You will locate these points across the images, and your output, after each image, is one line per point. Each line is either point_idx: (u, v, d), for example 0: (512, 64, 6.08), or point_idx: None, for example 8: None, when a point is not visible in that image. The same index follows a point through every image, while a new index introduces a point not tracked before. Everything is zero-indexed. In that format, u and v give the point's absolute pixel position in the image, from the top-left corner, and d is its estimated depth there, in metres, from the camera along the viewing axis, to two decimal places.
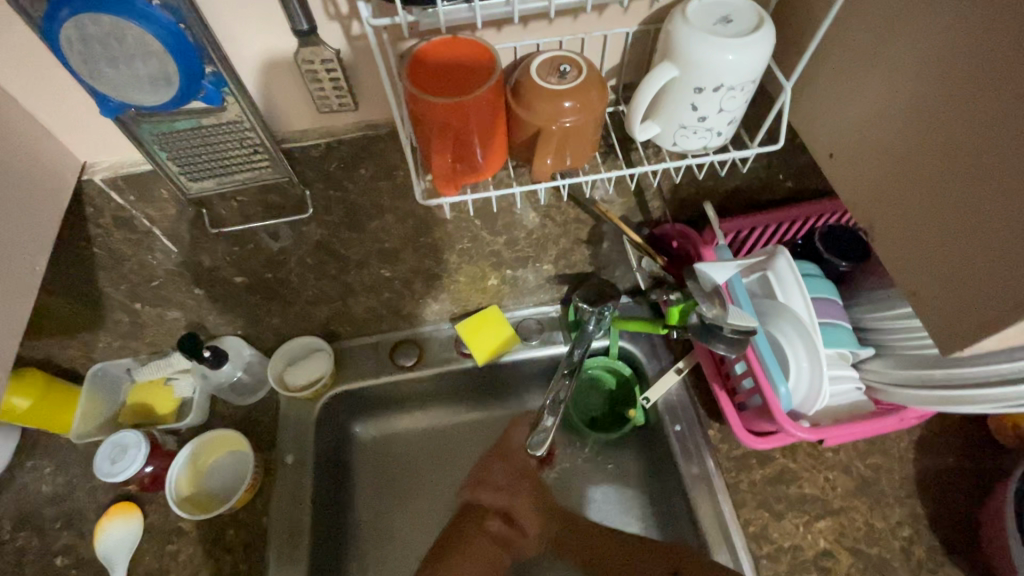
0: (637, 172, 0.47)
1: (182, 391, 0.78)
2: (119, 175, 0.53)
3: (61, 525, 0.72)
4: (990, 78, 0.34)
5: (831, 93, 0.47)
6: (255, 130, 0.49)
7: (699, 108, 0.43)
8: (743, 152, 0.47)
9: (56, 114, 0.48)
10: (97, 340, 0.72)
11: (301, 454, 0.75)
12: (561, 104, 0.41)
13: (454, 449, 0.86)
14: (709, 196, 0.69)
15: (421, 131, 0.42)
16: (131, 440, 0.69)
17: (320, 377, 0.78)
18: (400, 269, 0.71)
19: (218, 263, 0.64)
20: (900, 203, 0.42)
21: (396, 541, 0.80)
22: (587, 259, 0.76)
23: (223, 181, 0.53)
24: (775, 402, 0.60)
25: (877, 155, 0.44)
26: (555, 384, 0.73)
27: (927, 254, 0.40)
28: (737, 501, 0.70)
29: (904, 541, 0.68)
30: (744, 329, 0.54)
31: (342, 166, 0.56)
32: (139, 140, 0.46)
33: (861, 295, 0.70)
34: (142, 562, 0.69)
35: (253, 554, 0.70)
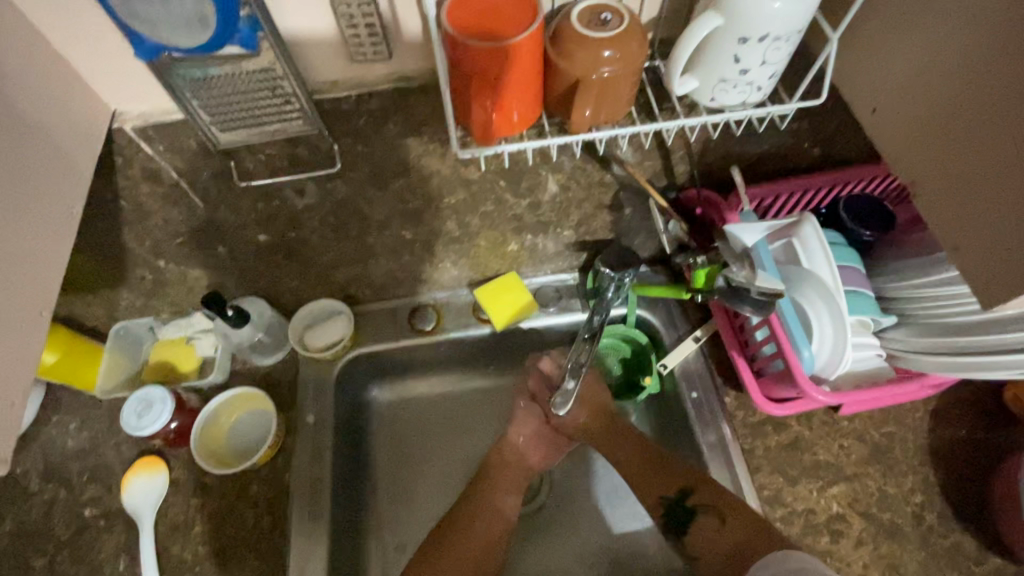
0: (674, 128, 0.47)
1: (204, 350, 0.79)
2: (148, 123, 0.55)
3: (88, 479, 0.74)
4: None
5: (876, 47, 0.46)
6: (288, 80, 0.48)
7: (741, 60, 0.42)
8: (784, 108, 0.46)
9: (92, 61, 0.49)
10: (120, 298, 0.72)
11: (321, 414, 0.76)
12: (601, 53, 0.41)
13: (469, 413, 0.87)
14: (736, 161, 0.68)
15: (457, 77, 0.42)
16: (156, 395, 0.70)
17: (340, 339, 0.78)
18: (422, 231, 0.71)
19: (242, 220, 0.64)
20: (939, 158, 0.41)
21: (413, 501, 0.82)
22: (607, 226, 0.76)
23: (254, 132, 0.54)
24: (797, 366, 0.61)
25: (921, 111, 0.43)
26: (576, 349, 0.75)
27: (966, 210, 0.39)
28: (752, 466, 0.71)
29: (916, 506, 0.69)
30: (772, 293, 0.54)
31: (371, 120, 0.57)
32: (172, 87, 0.46)
33: (884, 265, 0.70)
34: (168, 514, 0.71)
35: (276, 508, 0.71)
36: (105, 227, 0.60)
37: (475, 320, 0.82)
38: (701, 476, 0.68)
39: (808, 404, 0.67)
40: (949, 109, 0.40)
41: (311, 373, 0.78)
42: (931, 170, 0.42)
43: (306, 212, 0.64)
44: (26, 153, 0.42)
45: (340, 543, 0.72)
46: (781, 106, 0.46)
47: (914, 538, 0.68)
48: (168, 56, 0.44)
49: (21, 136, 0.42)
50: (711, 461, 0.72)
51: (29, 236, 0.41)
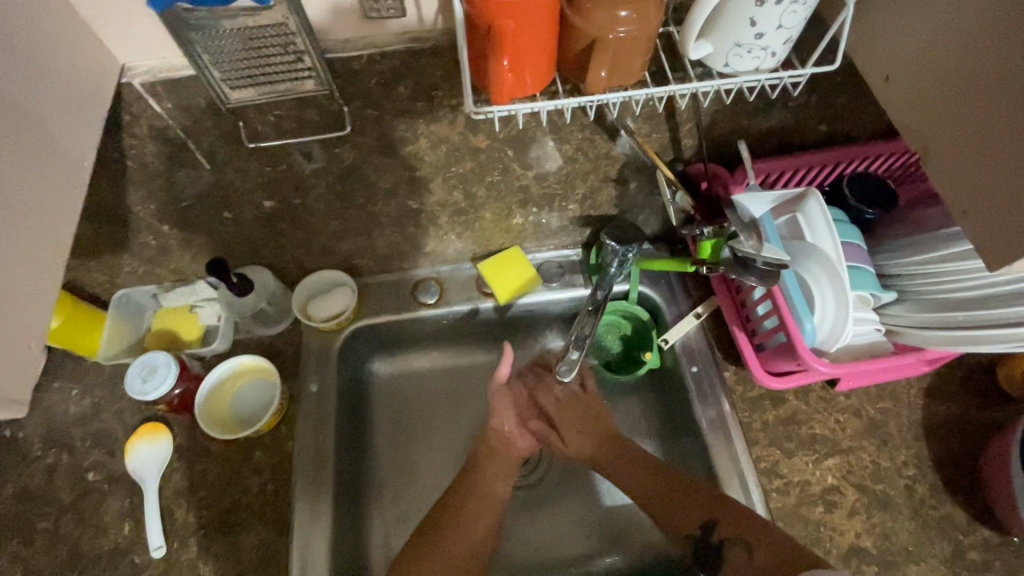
0: (685, 92, 0.47)
1: (207, 318, 0.79)
2: (157, 80, 0.52)
3: (90, 444, 0.74)
4: None
5: (891, 14, 0.46)
6: (300, 36, 0.48)
7: (757, 24, 0.42)
8: (797, 73, 0.47)
9: (101, 13, 0.47)
10: (122, 265, 0.72)
11: (324, 384, 0.76)
12: (617, 13, 0.41)
13: (469, 387, 0.88)
14: (743, 136, 0.68)
15: (475, 33, 0.42)
16: (160, 360, 0.70)
17: (343, 310, 0.77)
18: (428, 201, 0.70)
19: (248, 185, 0.63)
20: (951, 124, 0.42)
21: (415, 471, 0.83)
22: (613, 200, 0.76)
23: (264, 90, 0.53)
24: (798, 338, 0.62)
25: (936, 76, 0.43)
26: (580, 321, 0.77)
27: (975, 174, 0.40)
28: (750, 439, 0.73)
29: (908, 479, 0.71)
30: (777, 263, 0.55)
31: (381, 82, 0.55)
32: (182, 40, 0.45)
33: (887, 242, 0.71)
34: (171, 479, 0.72)
35: (280, 474, 0.72)
36: (110, 188, 0.60)
37: (478, 295, 0.82)
38: (726, 508, 0.66)
39: (808, 377, 0.69)
40: (962, 75, 0.40)
41: (314, 343, 0.79)
42: (944, 135, 0.42)
43: (312, 176, 0.64)
44: (38, 102, 0.41)
45: (343, 509, 0.73)
46: (794, 72, 0.46)
47: (906, 509, 0.69)
48: None
49: (32, 84, 0.41)
50: (709, 434, 0.73)
51: (43, 185, 0.41)
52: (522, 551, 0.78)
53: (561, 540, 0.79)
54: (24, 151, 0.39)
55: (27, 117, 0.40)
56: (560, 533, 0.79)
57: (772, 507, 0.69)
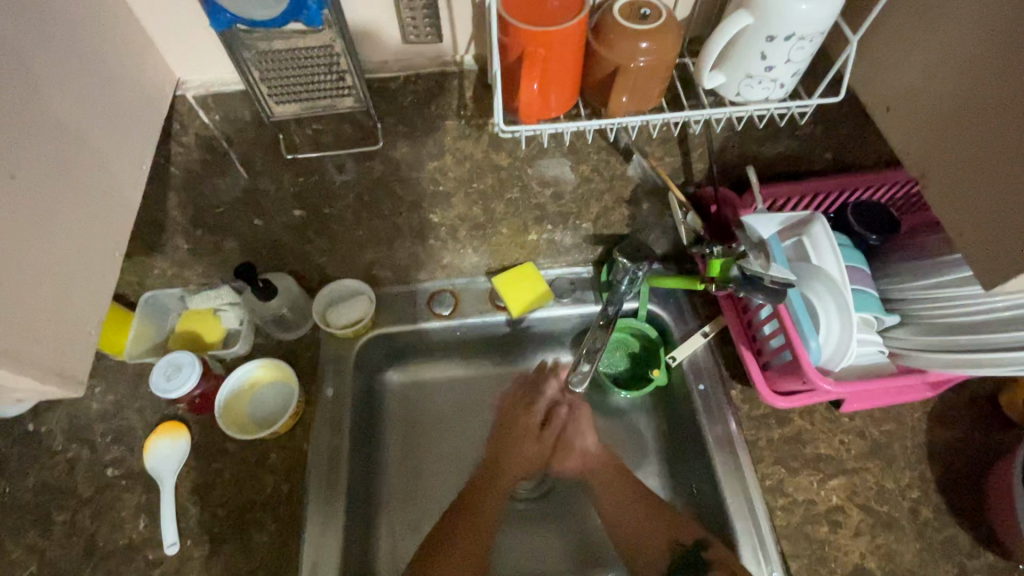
0: (699, 119, 0.51)
1: (228, 322, 0.82)
2: (210, 93, 0.56)
3: (111, 440, 0.76)
4: None
5: (890, 55, 0.50)
6: (344, 57, 0.51)
7: (767, 57, 0.45)
8: (804, 104, 0.50)
9: (164, 27, 0.51)
10: (154, 267, 0.75)
11: (340, 388, 0.79)
12: (638, 44, 0.44)
13: (477, 402, 0.89)
14: (751, 161, 0.72)
15: (506, 59, 0.46)
16: (185, 359, 0.73)
17: (361, 318, 0.80)
18: (448, 216, 0.74)
19: (281, 194, 0.67)
20: (947, 151, 0.45)
21: (423, 479, 0.84)
22: (624, 220, 0.79)
23: (304, 106, 0.57)
24: (804, 355, 0.64)
25: (932, 110, 0.46)
26: (591, 335, 0.79)
27: (970, 198, 0.43)
28: (755, 456, 0.74)
29: (912, 501, 0.72)
30: (783, 281, 0.58)
31: (417, 100, 0.59)
32: (238, 57, 0.49)
33: (890, 268, 0.73)
34: (188, 478, 0.73)
35: (294, 476, 0.73)
36: (152, 192, 0.64)
37: (491, 307, 0.85)
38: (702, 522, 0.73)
39: (813, 397, 0.70)
40: (956, 105, 0.44)
41: (332, 348, 0.81)
42: (941, 163, 0.45)
43: (342, 188, 0.67)
44: (107, 108, 0.45)
45: (355, 512, 0.74)
46: (802, 102, 0.50)
47: (910, 530, 0.70)
48: (239, 28, 0.46)
49: (100, 92, 0.45)
50: (715, 451, 0.74)
51: (107, 186, 0.44)
52: (528, 563, 0.79)
53: (566, 552, 0.80)
54: (92, 151, 0.43)
55: (93, 119, 0.43)
56: (566, 546, 0.80)
57: (777, 525, 0.70)
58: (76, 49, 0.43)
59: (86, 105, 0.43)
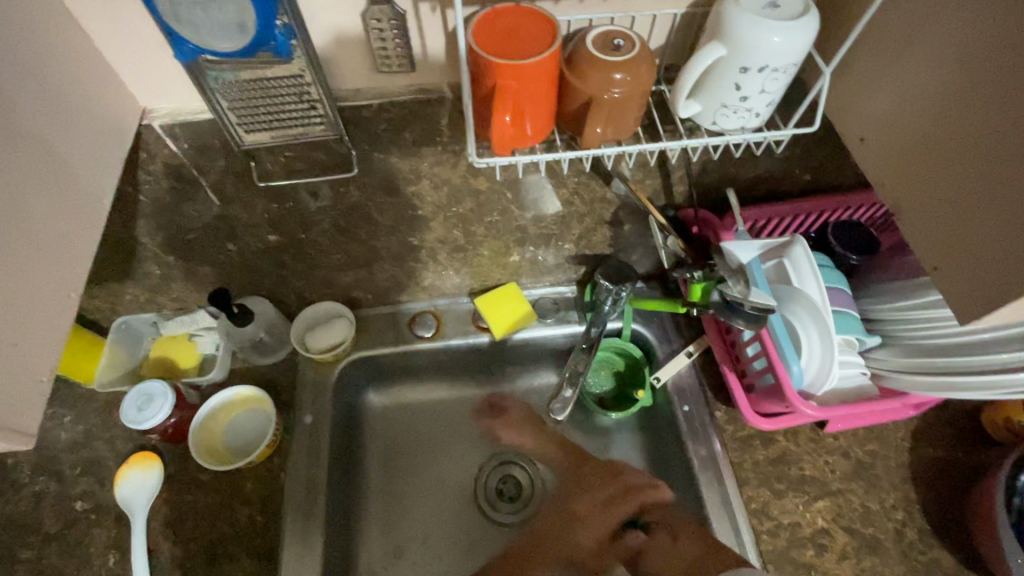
0: (675, 148, 0.50)
1: (205, 347, 0.79)
2: (177, 122, 0.56)
3: (80, 472, 0.74)
4: (1006, 73, 0.38)
5: (863, 85, 0.50)
6: (315, 86, 0.51)
7: (741, 88, 0.45)
8: (779, 133, 0.50)
9: (132, 60, 0.52)
10: (124, 292, 0.73)
11: (319, 415, 0.77)
12: (613, 75, 0.44)
13: (460, 424, 0.88)
14: (731, 183, 0.72)
15: (478, 91, 0.45)
16: (157, 390, 0.70)
17: (341, 342, 0.78)
18: (428, 238, 0.73)
19: (255, 219, 0.66)
20: (921, 183, 0.45)
21: (406, 505, 0.82)
22: (607, 241, 0.79)
23: (277, 134, 0.56)
24: (786, 380, 0.63)
25: (905, 140, 0.46)
26: (574, 359, 0.79)
27: (943, 229, 0.43)
28: (740, 478, 0.73)
29: (897, 523, 0.71)
30: (764, 308, 0.58)
31: (390, 128, 0.60)
32: (205, 86, 0.48)
33: (870, 288, 0.73)
34: (160, 510, 0.71)
35: (270, 507, 0.71)
36: (121, 219, 0.62)
37: (474, 329, 0.83)
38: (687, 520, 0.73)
39: (796, 419, 0.70)
40: (928, 138, 0.44)
41: (310, 373, 0.79)
42: (915, 194, 0.46)
43: (318, 213, 0.67)
44: (66, 143, 0.44)
45: (334, 542, 0.72)
46: (778, 131, 0.50)
47: (894, 553, 0.70)
48: (204, 59, 0.46)
49: (58, 129, 0.44)
50: (701, 473, 0.74)
51: (63, 226, 0.43)
52: None
53: None
54: (49, 191, 0.42)
55: (52, 158, 0.42)
56: None
57: (762, 549, 0.69)
58: (33, 84, 0.42)
59: (43, 142, 0.42)
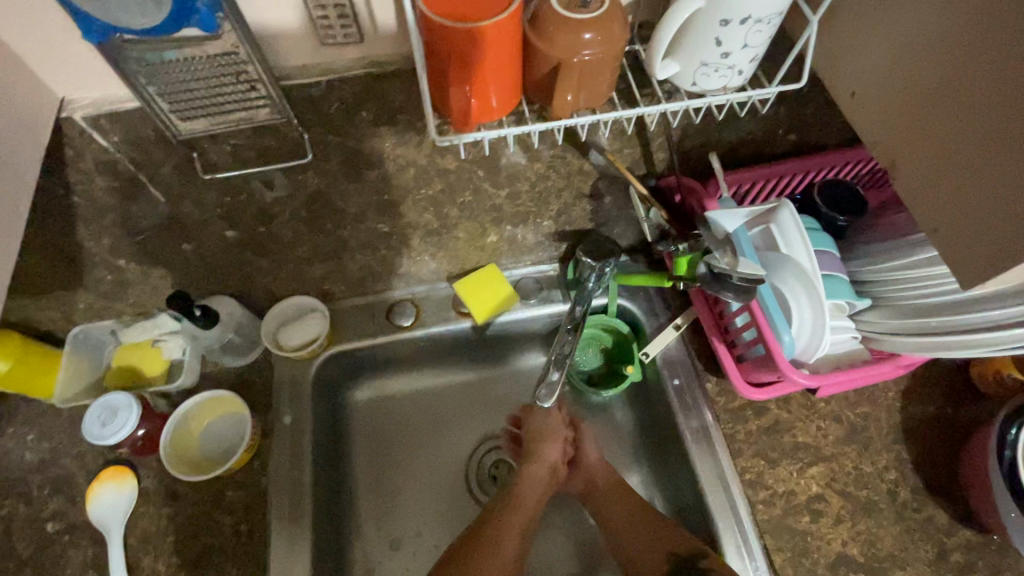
0: (656, 113, 0.47)
1: (171, 353, 0.74)
2: (101, 112, 0.55)
3: (49, 492, 0.70)
4: (1007, 16, 0.35)
5: (851, 36, 0.47)
6: (252, 65, 0.50)
7: (723, 43, 0.42)
8: (764, 91, 0.47)
9: (44, 55, 0.51)
10: (78, 301, 0.69)
11: (299, 414, 0.73)
12: (582, 35, 0.40)
13: (449, 413, 0.85)
14: (713, 147, 0.69)
15: (434, 61, 0.41)
16: (121, 402, 0.66)
17: (316, 337, 0.74)
18: (399, 224, 0.70)
19: (207, 215, 0.64)
20: (925, 137, 0.42)
21: (399, 498, 0.80)
22: (587, 215, 0.75)
23: (216, 120, 0.56)
24: (777, 349, 0.62)
25: (901, 92, 0.43)
26: (558, 341, 0.75)
27: (951, 189, 0.40)
28: (734, 450, 0.72)
29: (890, 483, 0.71)
30: (753, 278, 0.57)
31: (343, 107, 0.59)
32: (126, 70, 0.46)
33: (858, 249, 0.71)
34: (138, 526, 0.68)
35: (254, 514, 0.68)
36: None
37: (455, 314, 0.79)
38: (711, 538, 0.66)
39: (787, 387, 0.68)
40: (929, 87, 0.41)
41: (286, 373, 0.75)
42: (914, 153, 0.43)
43: (275, 205, 0.64)
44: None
45: (323, 543, 0.70)
46: (763, 88, 0.46)
47: (889, 513, 0.70)
48: (120, 38, 0.44)
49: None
50: (695, 448, 0.72)
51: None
52: None
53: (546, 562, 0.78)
54: None
55: None
56: (551, 555, 0.78)
57: (759, 519, 0.69)
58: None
59: None
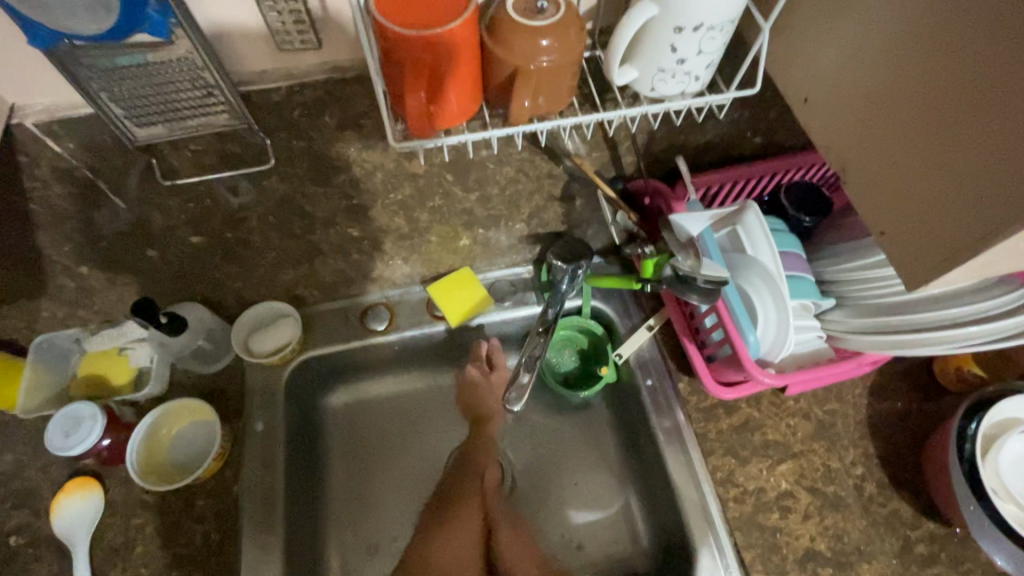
0: (616, 118, 0.47)
1: (138, 360, 0.71)
2: (54, 119, 0.58)
3: (12, 504, 0.68)
4: (947, 27, 0.36)
5: (802, 43, 0.48)
6: (208, 72, 0.52)
7: (678, 50, 0.42)
8: (721, 96, 0.48)
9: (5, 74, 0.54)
10: (40, 310, 0.67)
11: (271, 421, 0.72)
12: (539, 42, 0.41)
13: (424, 418, 0.85)
14: (680, 150, 0.70)
15: (391, 68, 0.41)
16: (86, 411, 0.65)
17: (288, 343, 0.72)
18: (369, 228, 0.70)
19: (171, 222, 0.65)
20: (874, 141, 0.43)
21: (374, 504, 0.80)
22: (560, 218, 0.75)
23: (173, 127, 0.59)
24: (743, 350, 0.62)
25: (850, 99, 0.45)
26: (530, 342, 0.75)
27: (897, 193, 0.41)
28: (706, 449, 0.73)
29: (857, 478, 0.72)
30: (716, 280, 0.58)
31: (306, 113, 0.61)
32: (74, 75, 0.48)
33: (823, 249, 0.72)
34: (105, 537, 0.66)
35: (224, 522, 0.67)
36: None
37: (429, 318, 0.77)
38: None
39: (756, 386, 0.69)
40: (879, 93, 0.42)
41: (258, 380, 0.73)
42: (862, 156, 0.44)
43: (241, 211, 0.66)
44: None
45: (295, 552, 0.69)
46: (721, 93, 0.47)
47: (856, 508, 0.71)
48: (68, 44, 0.45)
49: None
50: (667, 448, 0.73)
51: None
52: None
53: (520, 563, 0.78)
54: None
55: None
56: None
57: (729, 516, 0.70)
58: None
59: None
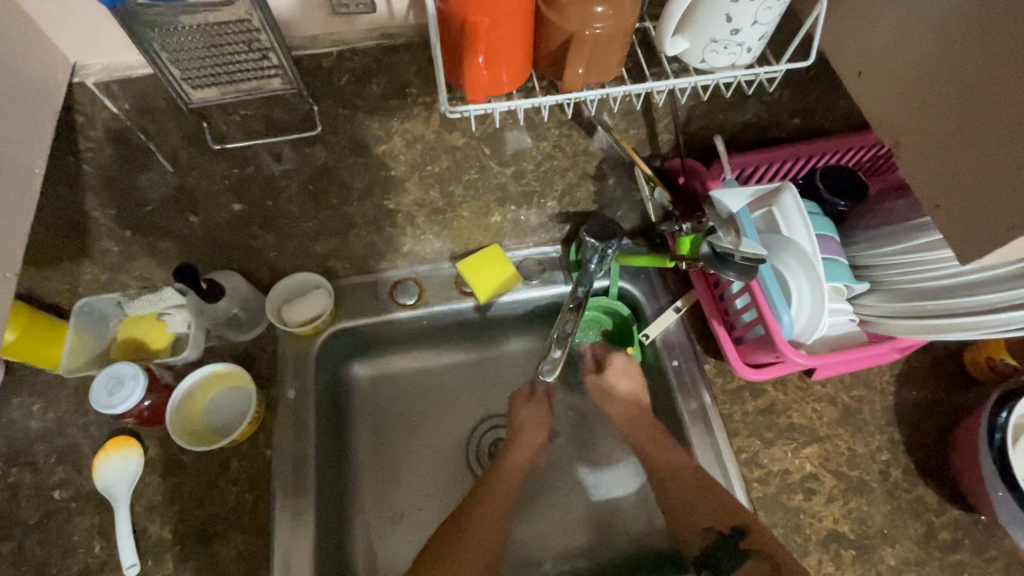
0: (664, 89, 0.47)
1: (175, 326, 0.75)
2: (113, 79, 0.53)
3: (55, 460, 0.70)
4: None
5: (857, 18, 0.48)
6: (264, 32, 0.49)
7: (733, 20, 0.42)
8: (771, 69, 0.47)
9: (74, 32, 0.51)
10: (83, 274, 0.69)
11: (302, 389, 0.74)
12: (594, 9, 0.41)
13: (449, 394, 0.86)
14: (716, 130, 0.70)
15: (448, 31, 0.42)
16: (128, 372, 0.67)
17: (320, 313, 0.75)
18: (404, 202, 0.71)
19: (214, 187, 0.65)
20: (927, 114, 0.43)
21: (399, 473, 0.81)
22: (591, 196, 0.76)
23: (225, 90, 0.55)
24: (776, 330, 0.63)
25: (903, 73, 0.44)
26: (561, 319, 0.76)
27: (950, 167, 0.41)
28: (731, 429, 0.73)
29: (882, 464, 0.73)
30: (754, 257, 0.58)
31: None
32: (133, 30, 0.45)
33: (857, 234, 0.72)
34: (144, 494, 0.68)
35: (258, 484, 0.69)
36: None
37: (458, 294, 0.80)
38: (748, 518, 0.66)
39: (785, 368, 0.69)
40: (935, 65, 0.41)
41: (290, 349, 0.75)
42: (914, 131, 0.44)
43: (283, 178, 0.66)
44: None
45: (326, 515, 0.71)
46: (770, 67, 0.47)
47: (880, 492, 0.71)
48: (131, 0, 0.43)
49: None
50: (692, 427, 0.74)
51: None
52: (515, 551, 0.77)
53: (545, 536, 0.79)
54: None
55: None
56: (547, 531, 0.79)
57: (753, 497, 0.70)
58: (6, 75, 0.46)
59: None
